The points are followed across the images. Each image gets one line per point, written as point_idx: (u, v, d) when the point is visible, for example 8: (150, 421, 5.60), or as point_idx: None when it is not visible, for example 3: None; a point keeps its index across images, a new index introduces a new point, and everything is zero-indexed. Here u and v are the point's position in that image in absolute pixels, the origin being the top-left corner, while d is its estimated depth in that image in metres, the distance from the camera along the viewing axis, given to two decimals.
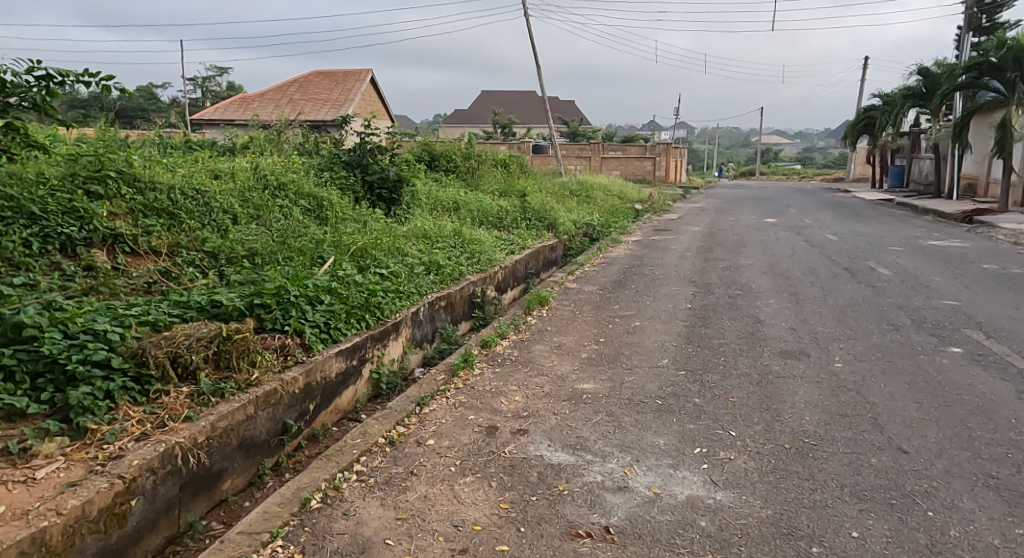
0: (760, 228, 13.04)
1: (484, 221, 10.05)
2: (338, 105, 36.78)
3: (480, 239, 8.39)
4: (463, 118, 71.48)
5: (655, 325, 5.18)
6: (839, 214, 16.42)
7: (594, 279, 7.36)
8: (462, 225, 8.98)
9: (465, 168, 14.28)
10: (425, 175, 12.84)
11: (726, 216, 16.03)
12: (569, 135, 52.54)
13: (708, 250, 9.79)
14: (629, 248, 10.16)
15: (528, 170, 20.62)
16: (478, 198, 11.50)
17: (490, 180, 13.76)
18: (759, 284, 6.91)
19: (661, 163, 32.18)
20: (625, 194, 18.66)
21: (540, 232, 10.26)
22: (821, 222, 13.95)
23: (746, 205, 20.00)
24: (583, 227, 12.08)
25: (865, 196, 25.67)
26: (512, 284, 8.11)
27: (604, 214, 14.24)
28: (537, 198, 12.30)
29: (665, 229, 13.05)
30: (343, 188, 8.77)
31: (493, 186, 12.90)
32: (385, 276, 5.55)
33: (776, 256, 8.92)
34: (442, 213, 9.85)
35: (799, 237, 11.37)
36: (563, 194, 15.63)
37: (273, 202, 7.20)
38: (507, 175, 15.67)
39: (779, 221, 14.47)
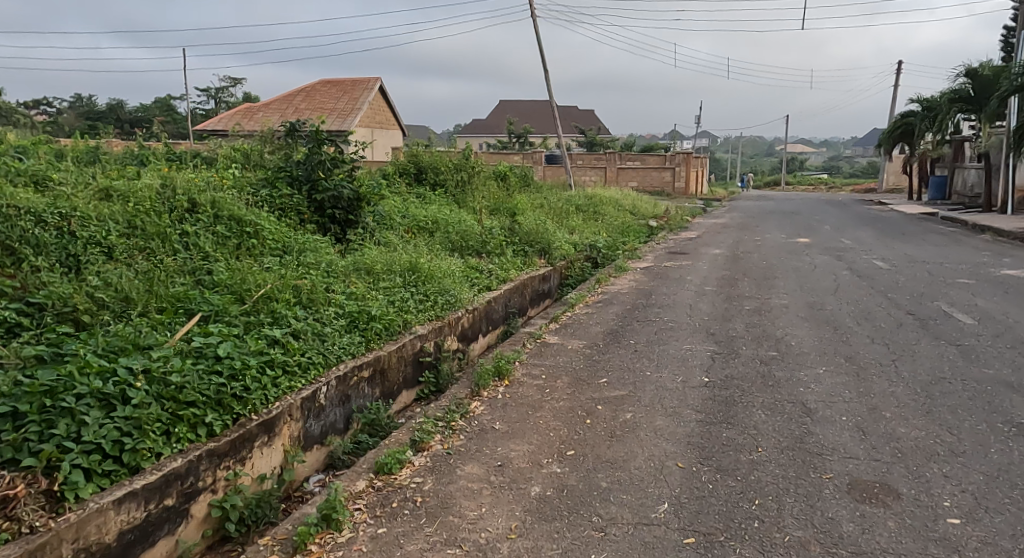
0: (792, 251, 11.34)
1: (461, 249, 8.48)
2: (345, 115, 35.58)
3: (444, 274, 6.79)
4: (479, 128, 70.26)
5: (654, 419, 3.58)
6: (881, 232, 14.67)
7: (584, 328, 5.76)
8: (426, 257, 7.39)
9: (455, 184, 12.72)
10: (407, 191, 11.34)
11: (751, 235, 14.31)
12: (586, 143, 50.92)
13: (730, 281, 8.14)
14: (634, 279, 8.53)
15: (533, 182, 19.01)
16: (461, 219, 9.92)
17: (482, 195, 12.18)
18: (799, 339, 5.27)
19: (682, 174, 30.31)
20: (638, 209, 16.99)
21: (527, 261, 8.66)
22: (862, 243, 12.18)
23: (772, 221, 18.27)
24: (584, 252, 10.46)
25: (902, 210, 23.77)
26: (483, 328, 6.53)
27: (612, 234, 12.59)
28: (533, 218, 10.70)
29: (681, 253, 11.41)
30: (285, 208, 7.24)
31: (483, 202, 11.33)
32: (272, 340, 3.92)
33: (815, 292, 7.25)
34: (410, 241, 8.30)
35: (839, 263, 9.67)
36: (566, 211, 13.99)
37: (174, 228, 5.66)
38: (505, 189, 14.10)
39: (813, 241, 12.76)
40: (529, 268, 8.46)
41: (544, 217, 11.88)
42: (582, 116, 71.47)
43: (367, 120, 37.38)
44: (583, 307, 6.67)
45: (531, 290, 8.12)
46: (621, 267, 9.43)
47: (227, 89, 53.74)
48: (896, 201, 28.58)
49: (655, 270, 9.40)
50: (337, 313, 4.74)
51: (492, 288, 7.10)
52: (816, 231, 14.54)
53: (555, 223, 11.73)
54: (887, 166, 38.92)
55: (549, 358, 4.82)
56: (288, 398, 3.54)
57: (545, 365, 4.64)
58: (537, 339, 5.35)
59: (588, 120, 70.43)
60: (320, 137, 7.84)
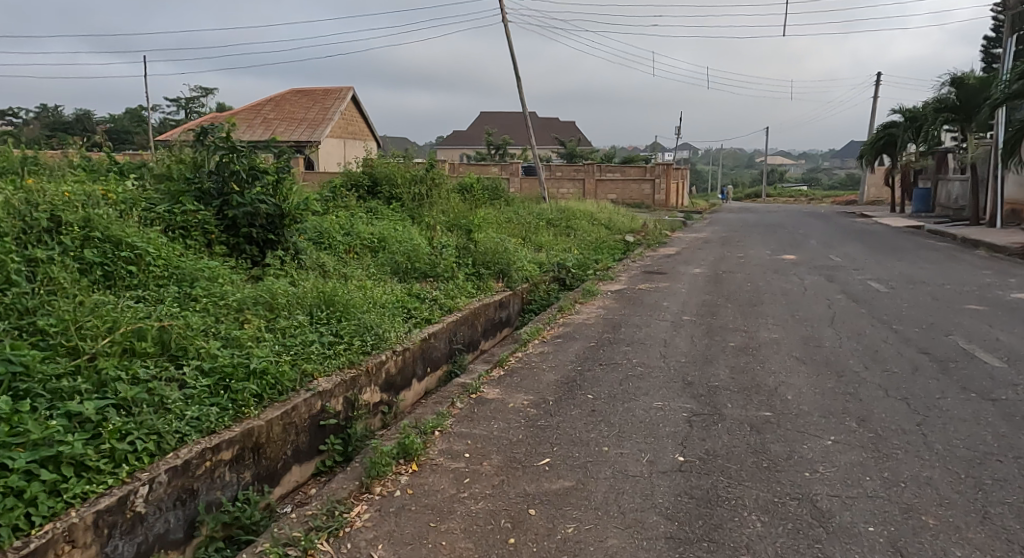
0: (779, 269, 10.42)
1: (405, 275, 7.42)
2: (316, 124, 34.45)
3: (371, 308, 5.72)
4: (458, 139, 69.38)
5: (607, 537, 2.57)
6: (870, 247, 13.82)
7: (534, 375, 4.72)
8: (353, 285, 6.32)
9: (412, 196, 11.63)
10: (356, 206, 10.28)
11: (733, 251, 13.37)
12: (566, 155, 50.06)
13: (711, 309, 7.14)
14: (603, 305, 7.53)
15: (504, 196, 17.99)
16: (411, 237, 8.85)
17: (441, 209, 11.11)
18: (796, 390, 4.27)
19: (662, 187, 29.45)
20: (614, 223, 16.01)
21: (482, 287, 7.59)
22: (853, 260, 11.29)
23: (756, 235, 17.33)
24: (550, 274, 9.43)
25: (888, 223, 23.02)
26: (416, 372, 5.44)
27: (584, 252, 11.58)
28: (494, 235, 9.67)
29: (658, 272, 10.43)
30: (188, 228, 6.13)
31: (440, 217, 10.26)
32: (75, 419, 2.81)
33: (808, 323, 6.27)
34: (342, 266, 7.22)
35: (831, 284, 8.72)
36: (535, 226, 12.96)
37: (18, 252, 4.51)
38: (468, 203, 13.06)
39: (800, 258, 11.84)
40: (483, 294, 7.40)
41: (509, 236, 10.89)
42: (562, 127, 70.77)
43: (339, 131, 36.26)
44: (535, 344, 5.63)
45: (483, 320, 7.04)
46: (590, 289, 8.40)
47: (199, 100, 52.33)
48: (880, 214, 27.89)
49: (627, 293, 8.39)
50: (195, 370, 3.63)
51: (434, 320, 6.03)
52: (802, 247, 13.62)
53: (518, 240, 10.72)
54: (868, 178, 38.37)
55: (481, 423, 3.78)
56: (72, 513, 2.45)
57: (473, 435, 3.60)
58: (472, 394, 4.28)
59: (567, 131, 69.81)
60: (229, 142, 6.70)
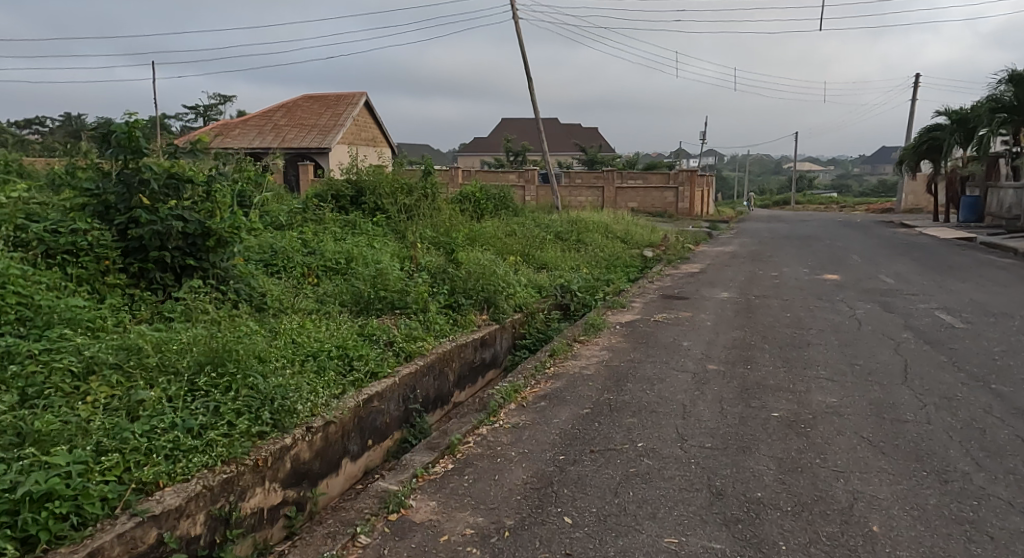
0: (822, 294, 8.93)
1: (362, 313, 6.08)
2: (327, 130, 33.44)
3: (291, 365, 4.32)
4: (478, 146, 68.33)
5: None
6: (922, 265, 12.22)
7: (497, 472, 3.35)
8: (283, 328, 4.92)
9: (398, 209, 10.27)
10: (330, 221, 9.03)
11: (766, 270, 11.85)
12: (586, 161, 48.57)
13: (744, 354, 5.69)
14: (608, 345, 6.12)
15: (512, 205, 16.68)
16: (384, 259, 7.47)
17: (429, 225, 9.73)
18: (883, 515, 2.85)
19: (685, 195, 27.82)
20: (631, 236, 14.53)
21: (458, 325, 6.19)
22: (908, 282, 9.73)
23: (789, 248, 15.77)
24: (549, 304, 8.02)
25: (932, 235, 21.26)
26: (348, 449, 4.06)
27: (594, 273, 10.15)
28: (486, 256, 8.30)
29: (680, 297, 8.97)
30: (71, 256, 4.92)
31: (426, 234, 8.89)
32: None
33: (874, 378, 4.82)
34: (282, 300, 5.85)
35: (889, 317, 7.22)
36: (540, 243, 11.55)
37: None
38: (466, 216, 11.70)
39: (844, 279, 10.33)
40: (459, 333, 6.00)
41: (506, 256, 9.51)
42: (584, 133, 69.28)
43: (351, 137, 35.16)
44: (510, 412, 4.24)
45: (455, 367, 5.64)
46: (594, 321, 6.95)
47: (216, 108, 51.73)
48: (921, 224, 26.07)
49: (640, 327, 6.97)
50: None
51: (383, 375, 4.65)
52: (844, 265, 12.08)
53: (517, 261, 9.32)
54: (904, 185, 36.47)
55: None
56: None
57: None
58: (392, 515, 2.91)
59: (590, 137, 68.40)
60: (132, 143, 5.31)
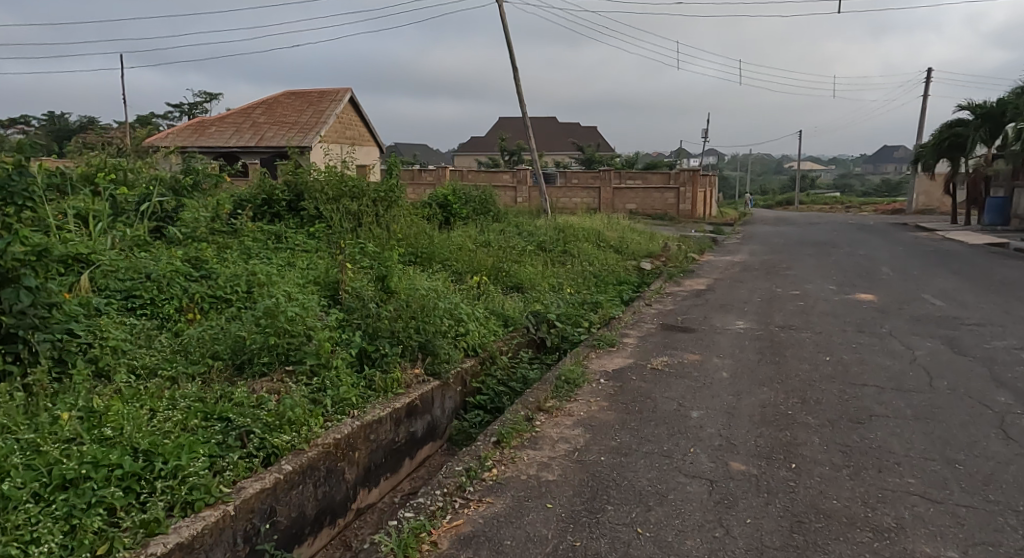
0: (863, 326, 7.25)
1: (235, 379, 4.26)
2: (308, 128, 31.62)
3: (9, 512, 2.51)
4: (473, 146, 66.61)
5: None
6: (966, 281, 10.56)
7: None
8: (58, 422, 3.06)
9: (341, 218, 8.45)
10: (248, 233, 7.25)
11: (784, 289, 10.12)
12: (585, 161, 46.75)
13: (783, 437, 3.94)
14: (588, 417, 4.36)
15: (494, 208, 14.89)
16: (294, 285, 5.63)
17: (374, 240, 7.92)
18: None
19: (687, 196, 26.02)
20: (626, 246, 12.77)
21: (372, 388, 4.37)
22: (963, 309, 8.06)
23: (804, 259, 14.05)
24: (514, 343, 6.23)
25: (958, 241, 19.59)
26: None
27: (577, 301, 8.37)
28: (438, 281, 6.53)
29: (686, 328, 7.23)
30: None
31: (364, 252, 7.07)
32: None
33: (1002, 500, 3.11)
34: (109, 366, 4.01)
35: (963, 365, 5.52)
36: (516, 262, 9.77)
37: None
38: (431, 225, 9.92)
39: (882, 304, 8.66)
40: (371, 403, 4.18)
41: (467, 279, 7.71)
42: (582, 133, 67.54)
43: (335, 135, 33.35)
44: None
45: (358, 459, 3.83)
46: (570, 372, 5.17)
47: (200, 105, 49.60)
48: (942, 228, 24.36)
49: (632, 382, 5.22)
50: None
51: (205, 505, 2.81)
52: (875, 282, 10.39)
53: (480, 285, 7.52)
54: (915, 185, 34.86)
55: None
56: None
57: None
58: None
59: (587, 136, 66.72)
60: None
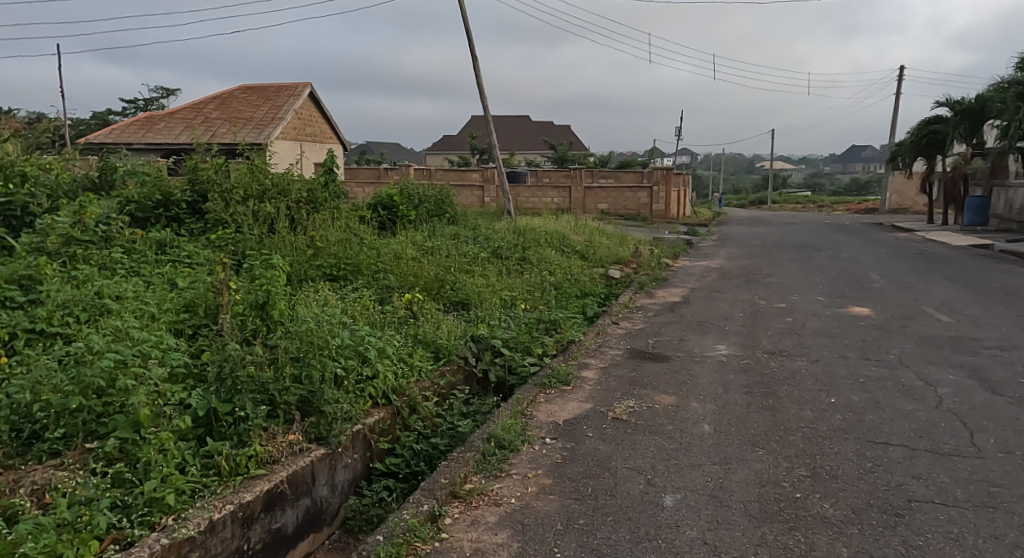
0: (867, 350, 6.12)
1: (9, 468, 2.94)
2: (264, 124, 30.05)
3: None
4: (444, 145, 65.30)
5: None
6: (967, 290, 9.54)
7: None
8: None
9: (248, 220, 7.09)
10: (126, 243, 5.90)
11: (768, 301, 8.99)
12: (557, 160, 45.66)
13: (795, 549, 2.79)
14: (521, 510, 3.14)
15: (450, 210, 13.61)
16: (145, 313, 4.28)
17: (284, 250, 6.60)
18: None
19: (660, 196, 24.98)
20: (593, 252, 11.57)
21: (212, 472, 3.07)
22: (976, 327, 6.99)
23: (785, 264, 13.01)
24: (443, 383, 4.97)
25: (941, 242, 18.76)
26: None
27: (530, 320, 7.13)
28: (349, 309, 5.25)
29: (658, 355, 6.05)
30: None
31: (262, 268, 5.74)
32: None
33: None
34: None
35: (1004, 412, 4.41)
36: (463, 274, 8.52)
37: None
38: (366, 231, 8.62)
39: (882, 320, 7.56)
40: (201, 501, 2.89)
41: (397, 299, 6.43)
42: (554, 131, 66.43)
43: (294, 132, 31.81)
44: None
45: None
46: (506, 428, 3.93)
47: (155, 100, 47.26)
48: (922, 228, 23.62)
49: (589, 441, 4.02)
50: None
51: None
52: (869, 293, 9.32)
53: (410, 306, 6.24)
54: (889, 184, 34.34)
55: None
56: None
57: None
58: None
59: (559, 134, 65.72)
60: None
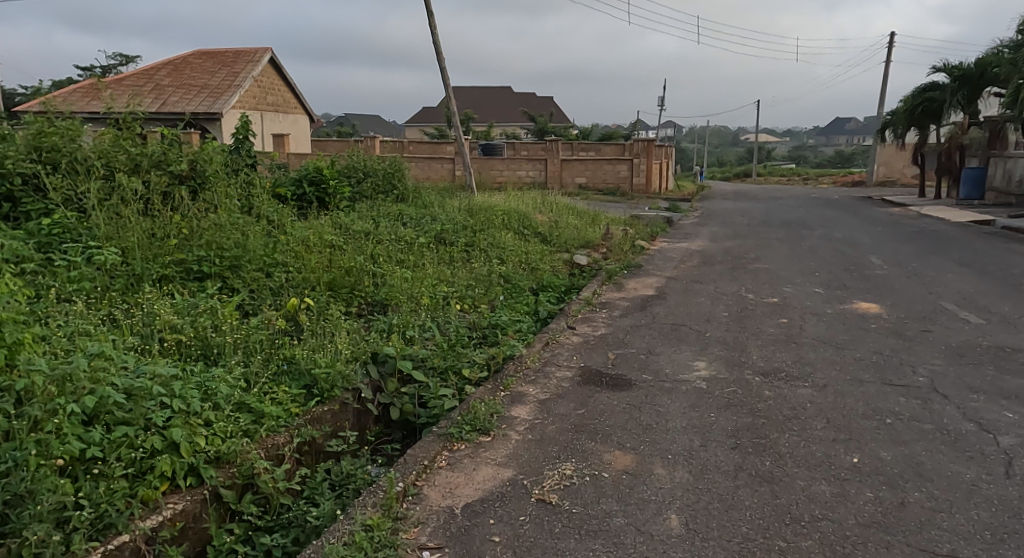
0: (888, 369, 4.73)
1: None
2: (219, 92, 28.07)
3: None
4: (421, 116, 63.26)
5: None
6: (987, 279, 8.20)
7: None
8: None
9: (102, 199, 5.57)
10: None
11: (758, 294, 7.58)
12: (536, 131, 43.99)
13: None
14: None
15: (400, 184, 12.03)
16: None
17: (138, 238, 5.11)
18: None
19: (641, 169, 23.49)
20: (557, 234, 10.10)
21: None
22: (1015, 333, 5.64)
23: (774, 246, 11.63)
24: (308, 436, 3.50)
25: (939, 218, 17.49)
26: None
27: (463, 328, 5.68)
28: (173, 344, 3.84)
29: (617, 381, 4.63)
30: None
31: (76, 277, 4.29)
32: None
33: None
34: None
35: None
36: (391, 266, 7.04)
37: None
38: (271, 216, 7.10)
39: (898, 320, 6.18)
40: None
41: (281, 307, 4.97)
42: (534, 102, 64.51)
43: (254, 102, 29.86)
44: None
45: None
46: (356, 540, 2.57)
47: (112, 67, 44.83)
48: (915, 202, 22.39)
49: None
50: None
51: None
52: (873, 284, 7.96)
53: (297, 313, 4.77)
54: (877, 156, 33.11)
55: None
56: None
57: None
58: None
59: (539, 105, 63.91)
60: None
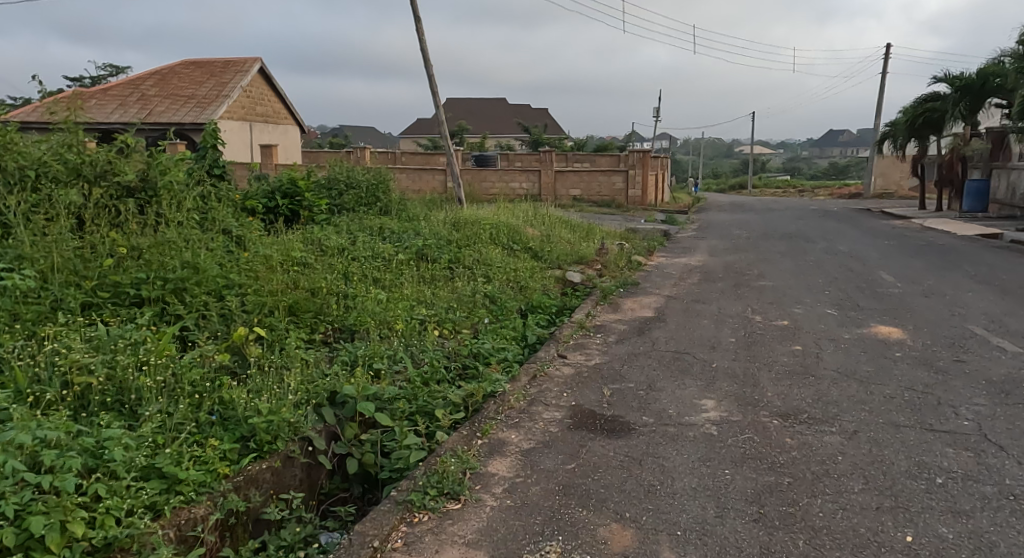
0: (925, 409, 4.12)
1: None
2: (206, 102, 27.48)
3: None
4: (415, 128, 62.82)
5: None
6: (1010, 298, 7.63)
7: None
8: None
9: (31, 213, 4.93)
10: None
11: (766, 315, 6.98)
12: (530, 142, 43.51)
13: None
14: None
15: (384, 195, 11.42)
16: None
17: (65, 258, 4.48)
18: None
19: (637, 180, 22.94)
20: (549, 249, 9.50)
21: None
22: None
23: (777, 261, 11.06)
24: (235, 506, 2.88)
25: (943, 231, 16.98)
26: None
27: (439, 358, 5.06)
28: (80, 390, 3.21)
29: (613, 424, 4.01)
30: None
31: None
32: None
33: None
34: None
35: None
36: (365, 287, 6.41)
37: None
38: (233, 231, 6.48)
39: (924, 347, 5.58)
40: None
41: (228, 337, 4.36)
42: (528, 114, 64.12)
43: (242, 112, 29.28)
44: None
45: None
46: None
47: (101, 77, 44.30)
48: (916, 215, 21.89)
49: None
50: None
51: None
52: (889, 304, 7.38)
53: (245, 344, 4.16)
54: (874, 168, 32.71)
55: None
56: None
57: None
58: None
59: (534, 116, 63.54)
60: None
